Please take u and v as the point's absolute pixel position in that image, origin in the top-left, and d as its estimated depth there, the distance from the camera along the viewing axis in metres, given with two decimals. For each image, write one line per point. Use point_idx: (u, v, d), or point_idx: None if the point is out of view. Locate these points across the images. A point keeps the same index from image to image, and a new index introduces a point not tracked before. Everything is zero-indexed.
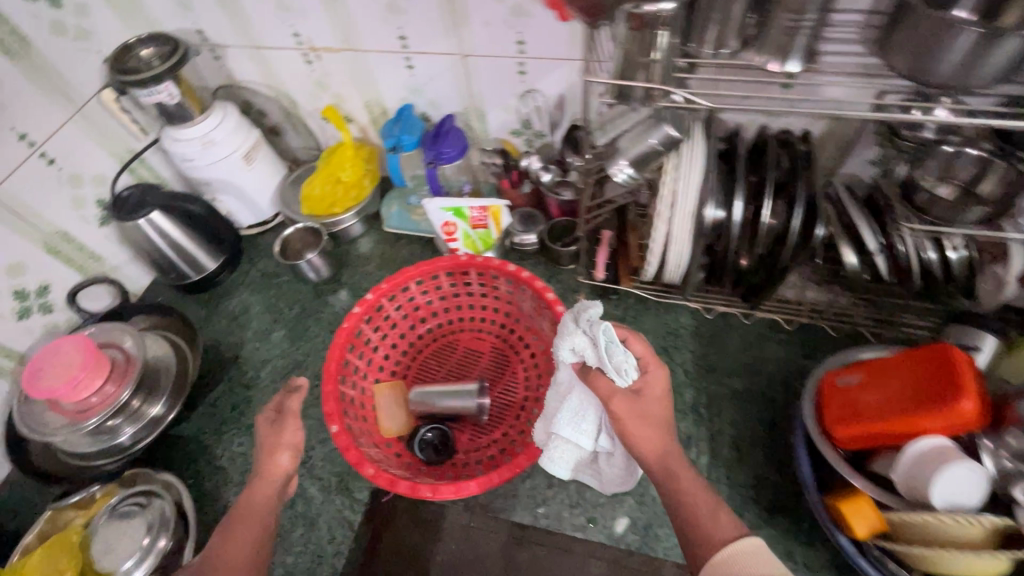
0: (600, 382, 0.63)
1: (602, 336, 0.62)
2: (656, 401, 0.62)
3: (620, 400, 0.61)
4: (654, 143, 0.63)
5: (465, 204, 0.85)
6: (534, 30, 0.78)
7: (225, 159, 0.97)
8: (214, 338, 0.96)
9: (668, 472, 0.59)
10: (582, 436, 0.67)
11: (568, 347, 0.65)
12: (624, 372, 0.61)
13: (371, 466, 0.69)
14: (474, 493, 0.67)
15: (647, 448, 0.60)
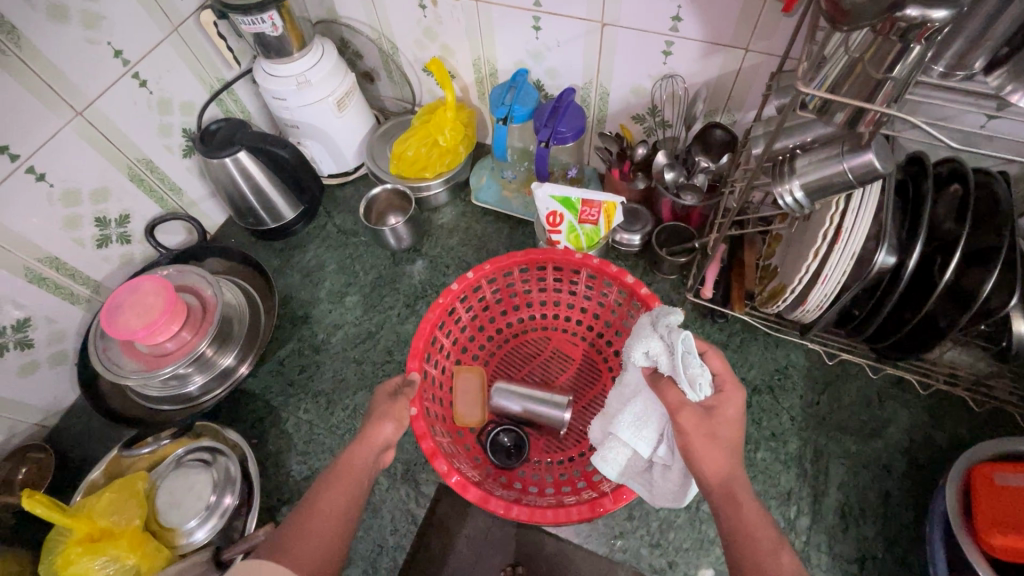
0: (669, 392, 0.58)
1: (678, 345, 0.59)
2: (729, 421, 0.55)
3: (687, 413, 0.55)
4: (844, 170, 0.51)
5: (577, 195, 0.76)
6: (696, 5, 0.67)
7: (318, 102, 0.89)
8: (286, 292, 0.92)
9: (728, 498, 0.50)
10: (640, 441, 0.63)
11: (640, 350, 0.63)
12: (697, 386, 0.57)
13: (444, 462, 0.63)
14: (547, 523, 0.60)
15: (710, 471, 0.52)
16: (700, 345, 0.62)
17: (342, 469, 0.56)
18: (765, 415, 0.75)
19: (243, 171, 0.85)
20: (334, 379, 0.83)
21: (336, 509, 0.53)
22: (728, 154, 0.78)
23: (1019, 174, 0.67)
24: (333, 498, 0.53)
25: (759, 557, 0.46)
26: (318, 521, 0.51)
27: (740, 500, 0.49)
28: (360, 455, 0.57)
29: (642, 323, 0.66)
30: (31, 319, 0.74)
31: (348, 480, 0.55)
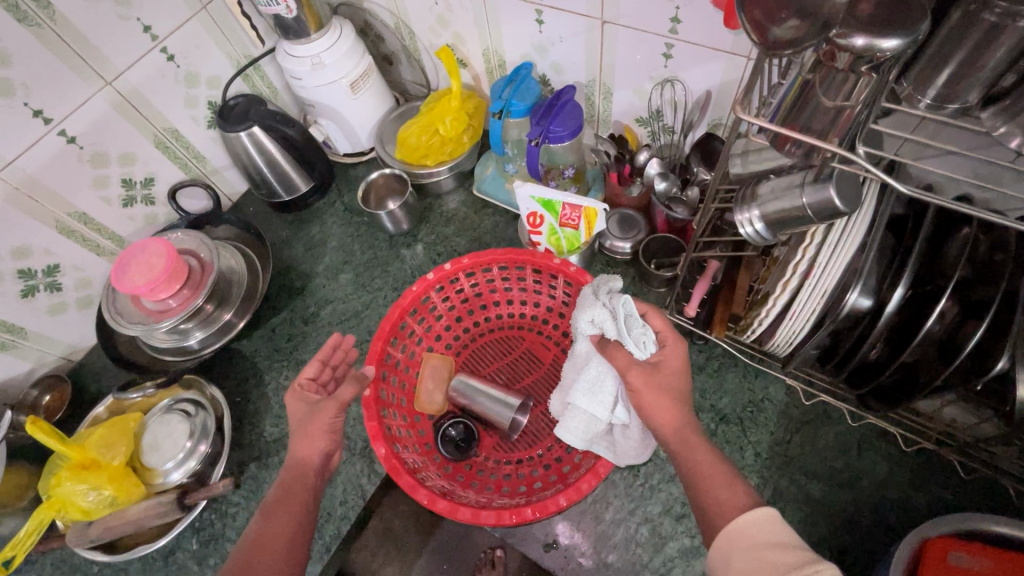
0: (617, 353, 0.60)
1: (621, 309, 0.61)
2: (675, 376, 0.57)
3: (636, 371, 0.58)
4: (803, 204, 0.47)
5: (558, 198, 0.74)
6: (695, 9, 0.62)
7: (331, 84, 0.92)
8: (288, 263, 0.97)
9: (684, 446, 0.54)
10: (599, 406, 0.65)
11: (587, 317, 0.65)
12: (640, 346, 0.59)
13: (382, 445, 0.67)
14: (465, 520, 0.63)
15: (665, 420, 0.55)
16: (642, 306, 0.63)
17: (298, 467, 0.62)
18: (729, 447, 0.72)
19: (255, 146, 0.90)
20: (317, 351, 0.88)
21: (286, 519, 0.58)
22: None
23: None
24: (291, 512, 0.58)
25: (716, 494, 0.49)
26: (266, 553, 0.55)
27: (692, 446, 0.53)
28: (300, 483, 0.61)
29: (585, 295, 0.68)
30: (59, 266, 0.83)
31: (288, 510, 0.58)
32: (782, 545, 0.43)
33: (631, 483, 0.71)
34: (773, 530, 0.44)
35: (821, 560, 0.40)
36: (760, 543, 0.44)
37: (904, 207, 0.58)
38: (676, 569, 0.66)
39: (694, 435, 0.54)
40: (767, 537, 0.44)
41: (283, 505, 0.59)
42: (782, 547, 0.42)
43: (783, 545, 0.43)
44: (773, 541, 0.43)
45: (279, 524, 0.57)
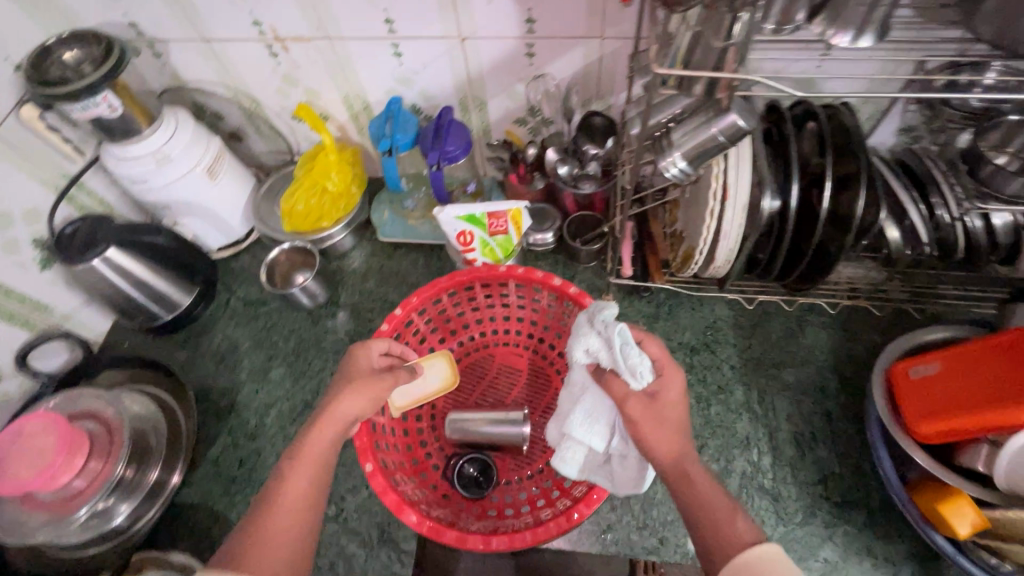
0: (614, 382, 0.58)
1: (616, 338, 0.58)
2: (673, 407, 0.54)
3: (634, 402, 0.55)
4: (715, 133, 0.56)
5: (481, 210, 0.76)
6: (546, 6, 0.68)
7: (185, 177, 0.82)
8: (202, 385, 0.84)
9: (682, 479, 0.51)
10: (594, 436, 0.62)
11: (581, 343, 0.63)
12: (637, 376, 0.55)
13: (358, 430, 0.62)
14: (527, 545, 0.60)
15: (662, 451, 0.52)
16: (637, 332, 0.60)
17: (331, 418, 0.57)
18: (707, 371, 0.79)
19: (117, 270, 0.77)
20: (280, 460, 0.77)
21: (301, 497, 0.52)
22: (613, 138, 0.78)
23: (858, 104, 0.75)
24: (303, 480, 0.53)
25: (718, 527, 0.47)
26: (282, 518, 0.51)
27: (695, 480, 0.51)
28: (322, 442, 0.55)
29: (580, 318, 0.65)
30: None
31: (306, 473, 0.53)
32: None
33: None
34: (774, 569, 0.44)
35: None
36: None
37: (765, 121, 0.70)
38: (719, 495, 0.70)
39: (694, 468, 0.51)
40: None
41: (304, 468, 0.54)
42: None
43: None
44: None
45: (298, 487, 0.52)
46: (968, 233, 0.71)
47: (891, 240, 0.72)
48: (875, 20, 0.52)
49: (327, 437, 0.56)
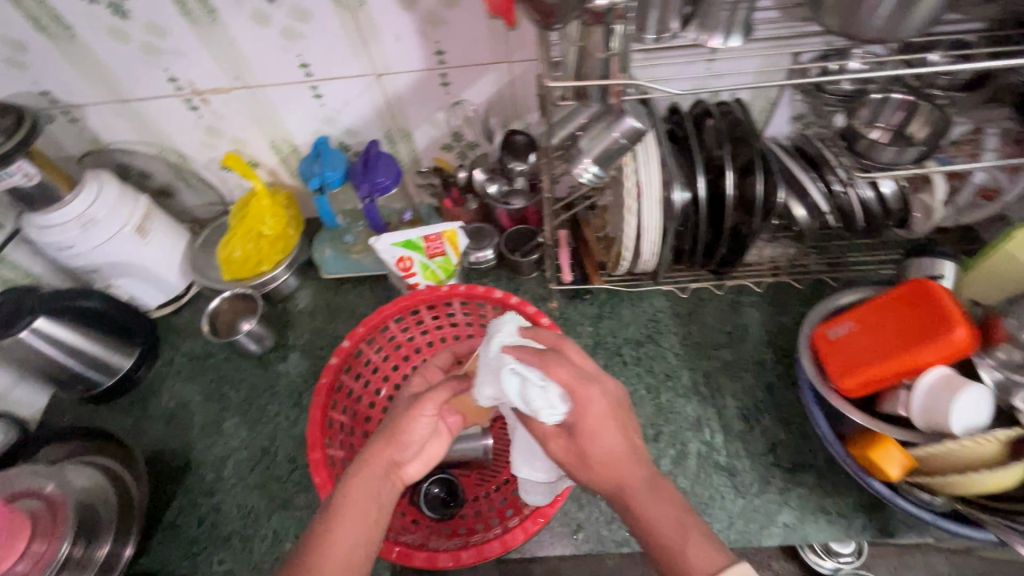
0: (535, 423, 0.58)
1: (514, 379, 0.56)
2: (592, 438, 0.53)
3: (558, 440, 0.56)
4: (617, 136, 0.60)
5: (417, 235, 0.78)
6: (452, 37, 0.72)
7: (113, 238, 0.81)
8: (152, 448, 0.81)
9: (625, 504, 0.52)
10: (540, 471, 0.62)
11: (486, 390, 0.60)
12: (544, 415, 0.54)
13: (414, 467, 0.58)
14: (497, 554, 0.61)
15: (602, 481, 0.53)
16: (531, 357, 0.57)
17: (380, 464, 0.56)
18: (654, 361, 0.83)
19: (48, 340, 0.74)
20: (242, 512, 0.75)
21: (349, 551, 0.50)
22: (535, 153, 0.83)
23: (751, 98, 0.82)
24: (346, 531, 0.51)
25: (672, 550, 0.48)
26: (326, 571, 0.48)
27: (640, 510, 0.51)
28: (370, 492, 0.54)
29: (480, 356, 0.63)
30: None
31: (355, 527, 0.51)
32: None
33: None
34: None
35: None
36: None
37: (668, 122, 0.76)
38: (679, 478, 0.73)
39: (632, 495, 0.51)
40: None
41: (351, 523, 0.51)
42: None
43: None
44: None
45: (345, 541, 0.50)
46: (862, 203, 0.79)
47: (798, 219, 0.79)
48: (740, 22, 0.58)
49: (374, 489, 0.54)
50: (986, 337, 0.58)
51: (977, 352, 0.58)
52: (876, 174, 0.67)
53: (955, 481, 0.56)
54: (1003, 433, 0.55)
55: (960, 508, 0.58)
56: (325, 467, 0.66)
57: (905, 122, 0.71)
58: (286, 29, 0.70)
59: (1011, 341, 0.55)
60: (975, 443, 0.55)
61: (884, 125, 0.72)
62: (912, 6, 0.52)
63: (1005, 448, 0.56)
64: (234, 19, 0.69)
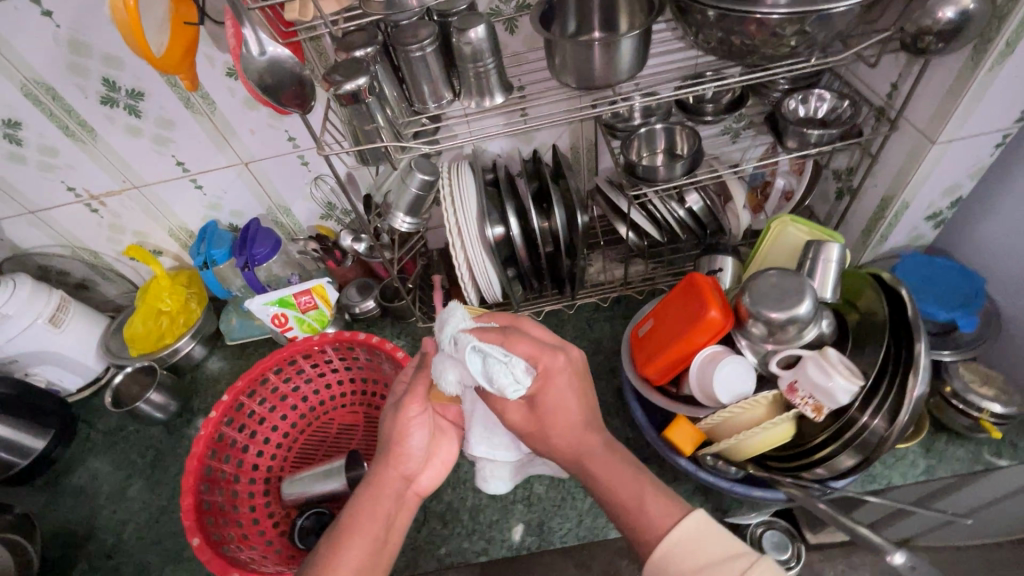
0: (495, 399, 0.56)
1: (474, 356, 0.53)
2: (553, 408, 0.55)
3: (516, 409, 0.56)
4: (415, 189, 0.72)
5: (288, 292, 0.89)
6: (298, 126, 0.85)
7: (26, 329, 0.91)
8: (59, 522, 0.87)
9: (584, 472, 0.55)
10: (498, 450, 0.67)
11: (450, 377, 0.56)
12: (509, 390, 0.52)
13: (426, 476, 0.65)
14: None
15: (563, 446, 0.56)
16: (494, 337, 0.56)
17: (387, 472, 0.62)
18: None
19: None
20: (137, 569, 0.80)
21: (362, 558, 0.55)
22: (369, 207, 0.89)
23: (572, 143, 0.95)
24: (357, 536, 0.56)
25: (634, 517, 0.50)
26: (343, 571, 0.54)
27: (595, 471, 0.55)
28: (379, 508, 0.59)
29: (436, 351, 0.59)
30: None
31: (366, 535, 0.57)
32: (717, 558, 0.44)
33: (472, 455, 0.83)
34: (709, 539, 0.46)
35: (752, 562, 0.43)
36: (698, 552, 0.46)
37: (491, 170, 0.88)
38: (535, 485, 0.78)
39: (593, 461, 0.55)
40: (692, 560, 0.45)
41: (362, 531, 0.57)
42: (719, 561, 0.44)
43: (720, 557, 0.45)
44: (708, 555, 0.45)
45: (356, 549, 0.55)
46: (678, 221, 0.87)
47: (626, 237, 0.87)
48: (498, 83, 0.71)
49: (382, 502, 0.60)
50: (739, 315, 0.66)
51: (739, 330, 0.66)
52: (673, 182, 0.77)
53: (731, 445, 0.62)
54: (765, 394, 0.62)
55: (750, 472, 0.65)
56: (196, 509, 0.72)
57: (678, 144, 0.83)
58: (157, 136, 0.85)
59: (752, 316, 0.63)
60: (741, 408, 0.62)
61: (664, 150, 0.84)
62: (613, 55, 0.65)
63: (773, 407, 0.62)
64: (111, 133, 0.83)
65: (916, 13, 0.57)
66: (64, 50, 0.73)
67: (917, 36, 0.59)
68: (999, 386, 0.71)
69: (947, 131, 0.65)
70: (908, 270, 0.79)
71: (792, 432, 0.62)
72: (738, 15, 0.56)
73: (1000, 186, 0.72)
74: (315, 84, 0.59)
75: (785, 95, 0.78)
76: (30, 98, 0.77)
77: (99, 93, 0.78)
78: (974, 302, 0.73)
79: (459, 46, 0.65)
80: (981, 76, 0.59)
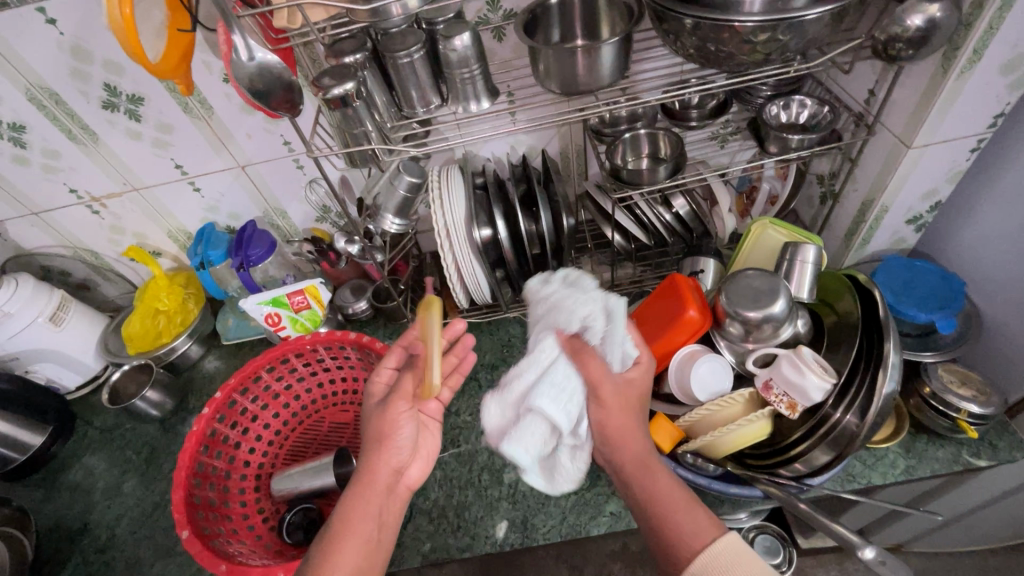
0: (592, 364, 0.59)
1: (618, 312, 0.61)
2: (640, 394, 0.60)
3: (609, 387, 0.59)
4: (404, 191, 0.75)
5: (281, 293, 0.91)
6: (292, 130, 0.88)
7: (28, 328, 0.93)
8: (55, 517, 0.88)
9: (644, 471, 0.57)
10: (563, 414, 0.56)
11: (582, 310, 0.60)
12: (622, 361, 0.60)
13: (415, 467, 0.67)
14: None
15: (632, 447, 0.58)
16: None
17: (375, 469, 0.62)
18: None
19: None
20: (129, 563, 0.81)
21: (353, 559, 0.56)
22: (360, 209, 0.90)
23: (561, 148, 0.97)
24: (349, 538, 0.57)
25: (684, 519, 0.52)
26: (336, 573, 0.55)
27: (654, 472, 0.56)
28: (367, 507, 0.60)
29: (569, 290, 0.63)
30: None
31: (357, 537, 0.58)
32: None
33: (459, 453, 0.84)
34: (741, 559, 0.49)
35: None
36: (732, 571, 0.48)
37: (481, 174, 0.90)
38: (520, 483, 0.79)
39: (654, 463, 0.57)
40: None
41: (350, 530, 0.58)
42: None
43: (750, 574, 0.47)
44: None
45: (347, 550, 0.56)
46: (665, 224, 0.89)
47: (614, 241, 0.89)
48: (484, 87, 0.73)
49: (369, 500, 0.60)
50: (717, 315, 0.67)
51: (717, 329, 0.68)
52: (658, 185, 0.79)
53: (710, 443, 0.63)
54: (744, 392, 0.63)
55: (728, 469, 0.66)
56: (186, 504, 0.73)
57: (662, 149, 0.85)
58: (157, 140, 0.87)
59: (728, 316, 0.64)
60: (718, 406, 0.63)
61: (649, 154, 0.86)
62: (594, 62, 0.67)
63: (751, 405, 0.63)
64: (112, 137, 0.86)
65: (886, 21, 0.59)
66: (66, 56, 0.76)
67: (888, 43, 0.60)
68: (977, 387, 0.72)
69: (921, 136, 0.66)
70: (891, 271, 0.79)
71: (770, 430, 0.63)
72: (714, 23, 0.58)
73: (978, 190, 0.74)
74: (304, 89, 0.61)
75: (768, 101, 0.80)
76: (34, 103, 0.80)
77: (100, 98, 0.81)
78: (952, 305, 0.73)
79: (446, 53, 0.67)
80: (952, 82, 0.61)
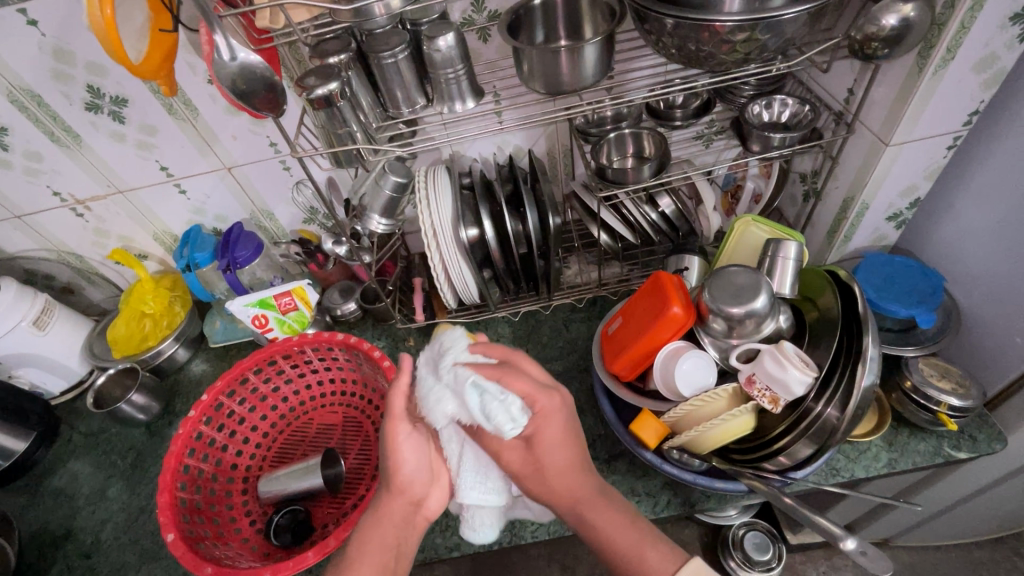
0: (491, 439, 0.57)
1: (472, 390, 0.54)
2: (551, 446, 0.57)
3: (513, 453, 0.57)
4: (389, 192, 0.75)
5: (268, 294, 0.91)
6: (277, 131, 0.87)
7: (10, 332, 0.92)
8: (38, 523, 0.87)
9: (582, 516, 0.58)
10: (491, 493, 0.60)
11: (445, 409, 0.55)
12: (504, 429, 0.53)
13: (434, 498, 0.62)
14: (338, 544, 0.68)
15: (567, 493, 0.58)
16: (489, 371, 0.56)
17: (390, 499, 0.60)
18: None
19: None
20: (115, 567, 0.80)
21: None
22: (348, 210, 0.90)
23: (547, 148, 0.98)
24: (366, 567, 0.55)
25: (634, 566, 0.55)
26: None
27: (591, 518, 0.58)
28: (383, 537, 0.58)
29: (426, 381, 0.57)
30: None
31: (374, 567, 0.56)
32: None
33: None
34: None
35: None
36: None
37: (468, 175, 0.90)
38: None
39: (588, 508, 0.58)
40: None
41: (364, 559, 0.56)
42: None
43: None
44: None
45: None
46: (651, 223, 0.90)
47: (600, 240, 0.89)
48: (469, 87, 0.73)
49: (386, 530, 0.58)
50: (700, 312, 0.68)
51: (701, 326, 0.69)
52: (644, 184, 0.79)
53: (694, 438, 0.64)
54: (726, 386, 0.64)
55: (713, 464, 0.66)
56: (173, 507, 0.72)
57: (647, 149, 0.85)
58: (142, 142, 0.87)
59: (711, 312, 0.65)
60: (701, 401, 0.64)
61: (634, 154, 0.86)
62: (577, 62, 0.67)
63: (735, 400, 0.64)
64: (96, 139, 0.85)
65: (863, 20, 0.60)
66: (48, 58, 0.76)
67: (864, 42, 0.61)
68: (957, 380, 0.73)
69: (898, 134, 0.67)
70: (871, 269, 0.81)
71: (754, 425, 0.64)
72: (694, 23, 0.59)
73: (956, 187, 0.75)
74: (287, 89, 0.61)
75: (749, 101, 0.81)
76: (17, 105, 0.80)
77: (84, 100, 0.81)
78: (931, 300, 0.74)
79: (430, 53, 0.67)
80: (927, 80, 0.62)
